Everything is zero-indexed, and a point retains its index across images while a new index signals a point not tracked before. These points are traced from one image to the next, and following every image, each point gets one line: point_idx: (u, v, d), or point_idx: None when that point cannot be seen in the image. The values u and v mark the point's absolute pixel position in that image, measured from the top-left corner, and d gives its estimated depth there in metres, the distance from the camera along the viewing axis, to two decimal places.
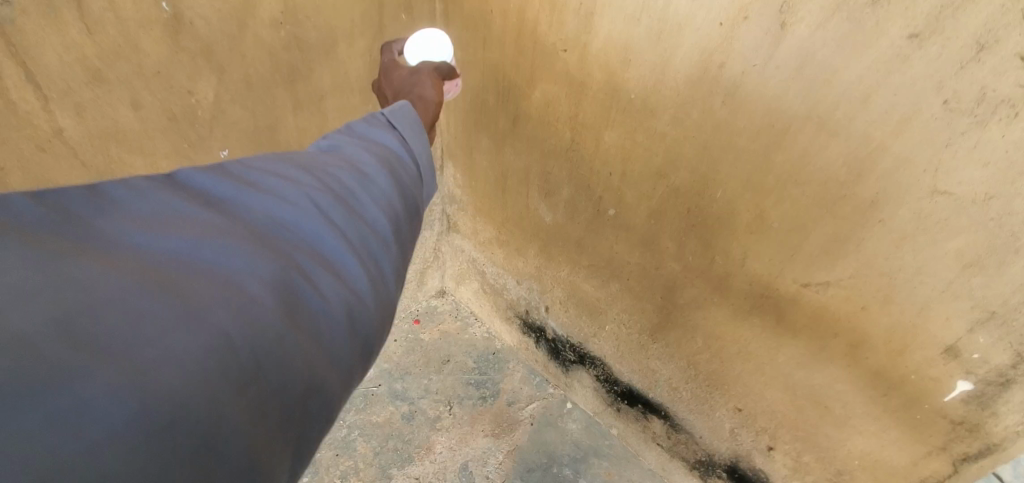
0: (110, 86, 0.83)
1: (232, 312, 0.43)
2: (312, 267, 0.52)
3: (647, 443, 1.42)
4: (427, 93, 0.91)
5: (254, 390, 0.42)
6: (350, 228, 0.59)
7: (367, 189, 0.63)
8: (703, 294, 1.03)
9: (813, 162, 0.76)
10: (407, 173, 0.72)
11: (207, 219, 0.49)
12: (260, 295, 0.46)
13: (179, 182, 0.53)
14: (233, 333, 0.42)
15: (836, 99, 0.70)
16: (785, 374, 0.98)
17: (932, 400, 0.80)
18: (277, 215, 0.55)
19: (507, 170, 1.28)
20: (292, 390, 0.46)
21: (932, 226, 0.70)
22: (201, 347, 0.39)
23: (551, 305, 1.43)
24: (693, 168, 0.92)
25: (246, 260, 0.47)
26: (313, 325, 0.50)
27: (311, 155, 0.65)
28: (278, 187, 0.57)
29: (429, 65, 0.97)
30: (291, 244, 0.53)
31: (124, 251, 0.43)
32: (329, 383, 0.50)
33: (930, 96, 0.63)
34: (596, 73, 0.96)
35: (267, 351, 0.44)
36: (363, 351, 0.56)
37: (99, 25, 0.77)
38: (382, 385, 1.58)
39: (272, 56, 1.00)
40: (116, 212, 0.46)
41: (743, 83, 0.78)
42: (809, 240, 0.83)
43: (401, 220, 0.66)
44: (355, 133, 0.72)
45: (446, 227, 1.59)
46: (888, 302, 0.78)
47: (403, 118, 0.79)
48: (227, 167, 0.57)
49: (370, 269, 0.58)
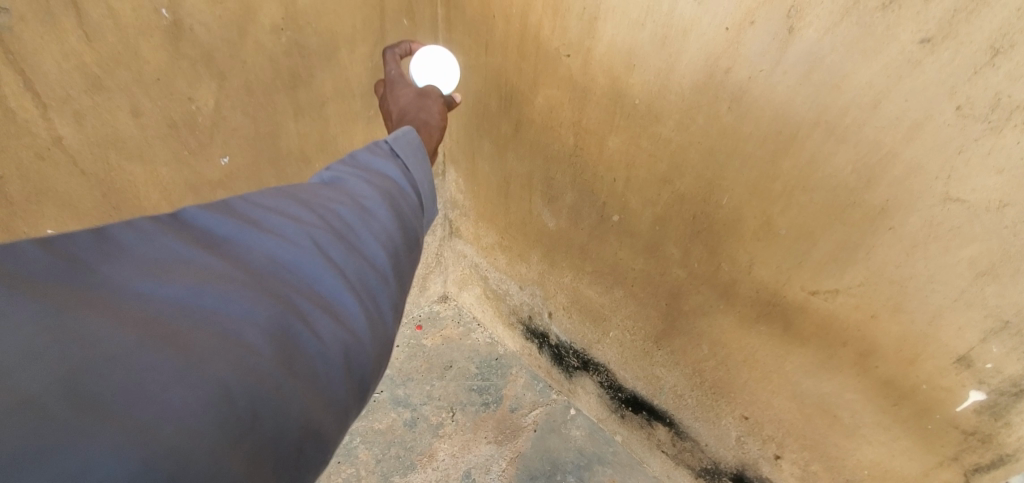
0: (109, 93, 0.83)
1: (230, 362, 0.43)
2: (310, 309, 0.52)
3: (652, 451, 1.40)
4: (432, 118, 0.94)
5: (250, 441, 0.42)
6: (349, 265, 0.58)
7: (367, 224, 0.63)
8: (708, 301, 1.02)
9: (821, 169, 0.75)
10: (408, 204, 0.71)
11: (208, 264, 0.50)
12: (258, 344, 0.46)
13: (184, 222, 0.55)
14: (232, 384, 0.42)
15: (844, 106, 0.69)
16: (793, 383, 0.97)
17: (943, 410, 0.79)
18: (277, 256, 0.55)
19: (510, 176, 1.27)
20: (288, 438, 0.46)
21: (944, 234, 0.69)
22: (200, 401, 0.40)
23: (554, 311, 1.42)
24: (698, 174, 0.91)
25: (245, 307, 0.48)
26: (311, 370, 0.50)
27: (313, 188, 0.65)
28: (279, 226, 0.57)
29: (437, 90, 0.99)
30: (290, 286, 0.53)
31: (127, 300, 0.45)
32: (325, 426, 0.50)
33: (943, 101, 0.62)
34: (600, 78, 0.95)
35: (264, 399, 0.44)
36: (359, 389, 0.55)
37: (99, 32, 0.77)
38: (384, 391, 1.57)
39: (273, 62, 0.99)
40: (121, 258, 0.48)
41: (750, 89, 0.77)
42: (817, 248, 0.81)
43: (401, 253, 0.66)
44: (359, 164, 0.72)
45: (448, 232, 1.58)
46: (898, 310, 0.77)
47: (406, 147, 0.78)
48: (230, 205, 0.59)
49: (368, 307, 0.58)
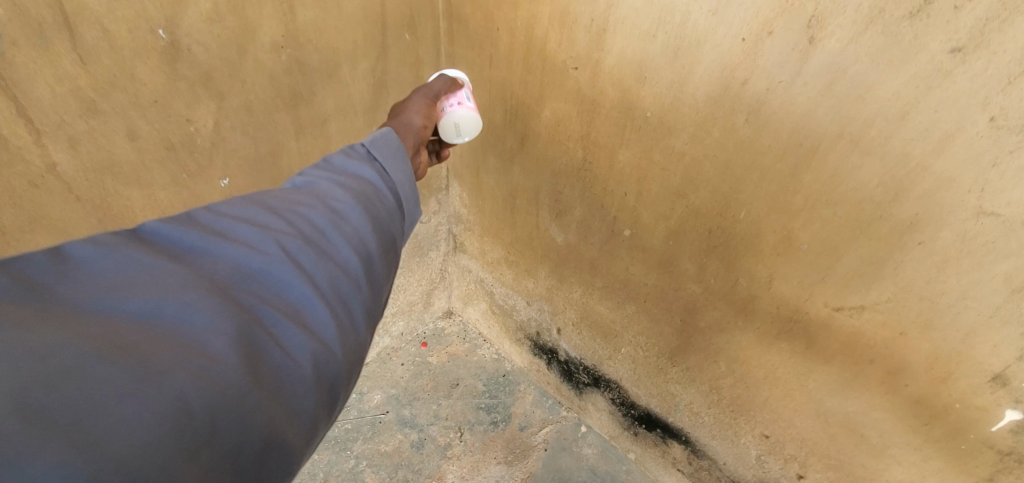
0: (105, 117, 0.80)
1: (191, 373, 0.40)
2: (276, 319, 0.49)
3: (666, 469, 1.36)
4: (411, 120, 0.88)
5: (207, 454, 0.39)
6: (320, 272, 0.55)
7: (339, 228, 0.59)
8: (725, 317, 1.00)
9: (845, 182, 0.73)
10: (385, 210, 0.66)
11: (171, 272, 0.47)
12: (223, 353, 0.43)
13: (144, 237, 0.51)
14: (192, 395, 0.39)
15: (870, 117, 0.67)
16: (817, 401, 0.94)
17: (977, 431, 0.76)
18: (244, 266, 0.52)
19: (517, 189, 1.25)
20: (248, 450, 0.43)
21: (978, 249, 0.66)
22: (157, 412, 0.37)
23: (563, 326, 1.39)
24: (713, 188, 0.88)
25: (209, 316, 0.45)
26: (277, 381, 0.46)
27: (283, 194, 0.61)
28: (246, 235, 0.54)
29: (421, 91, 0.93)
30: (256, 296, 0.50)
31: (82, 314, 0.41)
32: (291, 438, 0.46)
33: (975, 113, 0.60)
34: (609, 91, 0.92)
35: (225, 410, 0.41)
36: (329, 399, 0.51)
37: (94, 55, 0.74)
38: (389, 412, 1.53)
39: (273, 81, 0.96)
40: (76, 274, 0.44)
41: (768, 101, 0.74)
42: (842, 263, 0.79)
43: (375, 257, 0.62)
44: (333, 169, 0.67)
45: (452, 246, 1.55)
46: (928, 328, 0.75)
47: (384, 150, 0.72)
48: (194, 217, 0.55)
49: (339, 313, 0.54)
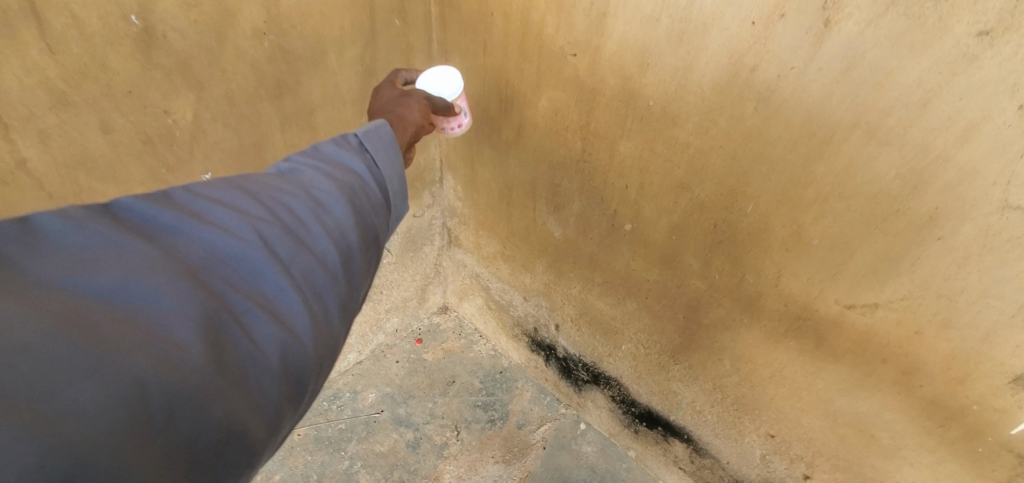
0: (76, 109, 0.76)
1: (151, 359, 0.39)
2: (245, 308, 0.47)
3: (668, 467, 1.34)
4: (410, 116, 0.80)
5: (161, 441, 0.38)
6: (295, 263, 0.52)
7: (321, 218, 0.55)
8: (730, 314, 0.96)
9: (860, 174, 0.69)
10: (371, 203, 0.62)
11: (141, 252, 0.44)
12: (187, 340, 0.41)
13: (116, 213, 0.47)
14: (150, 381, 0.38)
15: (888, 105, 0.63)
16: (826, 401, 0.91)
17: (996, 433, 0.73)
18: (218, 251, 0.49)
19: (512, 182, 1.20)
20: (206, 440, 0.41)
21: (1002, 245, 0.62)
22: (112, 397, 0.36)
23: (561, 322, 1.36)
24: (719, 180, 0.84)
25: (177, 301, 0.42)
26: (242, 372, 0.44)
27: (266, 177, 0.57)
28: (223, 219, 0.51)
29: (425, 92, 0.87)
30: (228, 283, 0.47)
31: (43, 291, 0.38)
32: (253, 430, 0.44)
33: (1003, 100, 0.56)
34: (610, 79, 0.87)
35: (185, 397, 0.40)
36: (295, 393, 0.49)
37: (62, 43, 0.69)
38: (384, 411, 1.50)
39: (256, 69, 0.91)
40: (42, 248, 0.41)
41: (779, 88, 0.70)
42: (855, 259, 0.75)
43: (356, 251, 0.58)
44: (320, 155, 0.62)
45: (447, 241, 1.51)
46: (945, 327, 0.71)
47: (377, 142, 0.66)
48: (171, 195, 0.51)
49: (313, 307, 0.52)
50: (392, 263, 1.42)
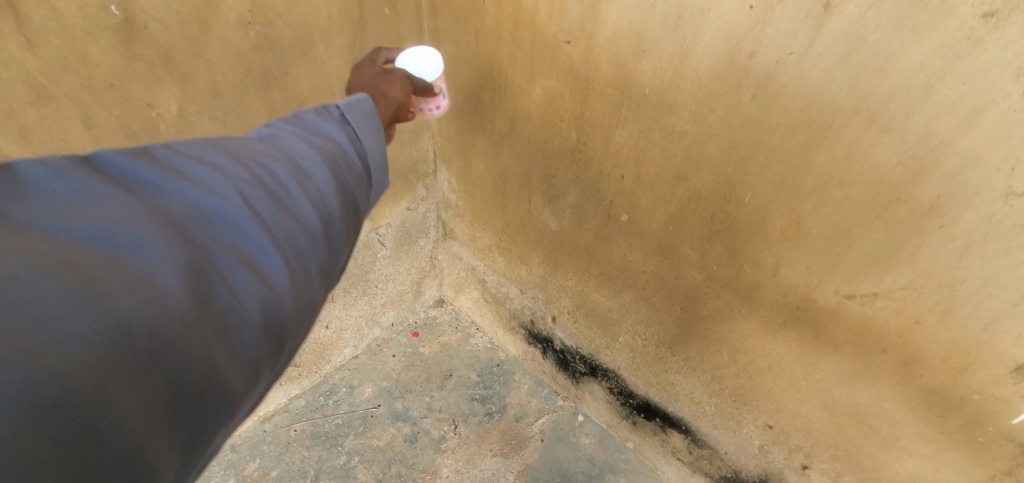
0: (57, 103, 0.77)
1: (136, 301, 0.37)
2: (229, 263, 0.44)
3: (666, 458, 1.33)
4: (392, 92, 0.79)
5: (146, 382, 0.37)
6: (279, 224, 0.50)
7: (303, 184, 0.53)
8: (728, 305, 0.95)
9: (860, 162, 0.67)
10: (353, 173, 0.60)
11: (121, 203, 0.42)
12: (171, 287, 0.39)
13: (96, 164, 0.45)
14: (133, 323, 0.36)
15: (890, 90, 0.61)
16: (825, 391, 0.90)
17: (996, 423, 0.72)
18: (201, 207, 0.46)
19: (507, 173, 1.18)
20: (188, 385, 0.39)
21: (1005, 233, 0.61)
22: (97, 335, 0.35)
23: (558, 314, 1.34)
24: (717, 169, 0.82)
25: (160, 250, 0.40)
26: (224, 325, 0.42)
27: (248, 140, 0.55)
28: (205, 176, 0.48)
29: (406, 69, 0.85)
30: (211, 238, 0.45)
31: (20, 233, 0.36)
32: (232, 382, 0.43)
33: (1008, 84, 0.54)
34: (605, 67, 0.85)
35: (168, 343, 0.38)
36: (273, 350, 0.47)
37: (41, 36, 0.69)
38: (381, 405, 1.49)
39: (242, 60, 0.88)
40: (20, 191, 0.39)
41: (778, 75, 0.68)
42: (854, 248, 0.74)
43: (337, 219, 0.56)
44: (302, 124, 0.60)
45: (442, 233, 1.49)
46: (946, 316, 0.70)
47: (360, 115, 0.64)
48: (151, 151, 0.49)
49: (295, 269, 0.50)
50: (386, 257, 1.40)
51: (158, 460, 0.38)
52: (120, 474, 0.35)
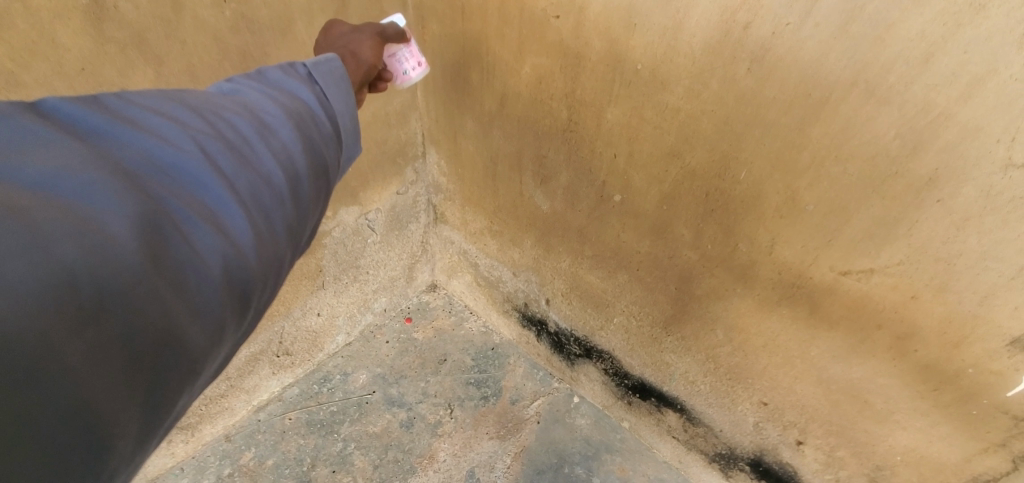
0: (28, 90, 0.73)
1: (81, 248, 0.34)
2: (186, 214, 0.42)
3: (661, 436, 1.34)
4: (361, 53, 0.75)
5: (93, 333, 0.34)
6: (240, 179, 0.47)
7: (266, 139, 0.51)
8: (723, 284, 0.94)
9: (857, 135, 0.66)
10: (320, 134, 0.57)
11: (68, 150, 0.39)
12: (122, 234, 0.36)
13: (43, 111, 0.42)
14: (79, 270, 0.34)
15: (888, 61, 0.59)
16: (820, 368, 0.90)
17: (991, 396, 0.73)
18: (155, 158, 0.43)
19: (497, 155, 1.16)
20: (141, 339, 0.36)
21: (1003, 205, 0.60)
22: (40, 280, 0.32)
23: (552, 297, 1.34)
24: (711, 146, 0.81)
25: (110, 196, 0.38)
26: (182, 277, 0.39)
27: (207, 95, 0.52)
28: (161, 128, 0.46)
29: (375, 26, 0.81)
30: (167, 188, 0.42)
31: None
32: (193, 338, 0.39)
33: (1010, 52, 0.53)
34: (595, 42, 0.83)
35: (118, 293, 0.35)
36: (239, 306, 0.44)
37: (5, 19, 0.66)
38: (376, 392, 1.48)
39: (219, 41, 0.83)
40: None
41: (774, 47, 0.66)
42: (851, 224, 0.73)
43: (304, 178, 0.53)
44: (266, 82, 0.58)
45: (433, 217, 1.47)
46: (942, 291, 0.70)
47: (328, 76, 0.61)
48: (102, 100, 0.46)
49: (259, 225, 0.47)
50: (377, 243, 1.38)
51: (115, 415, 0.35)
52: (76, 427, 0.32)
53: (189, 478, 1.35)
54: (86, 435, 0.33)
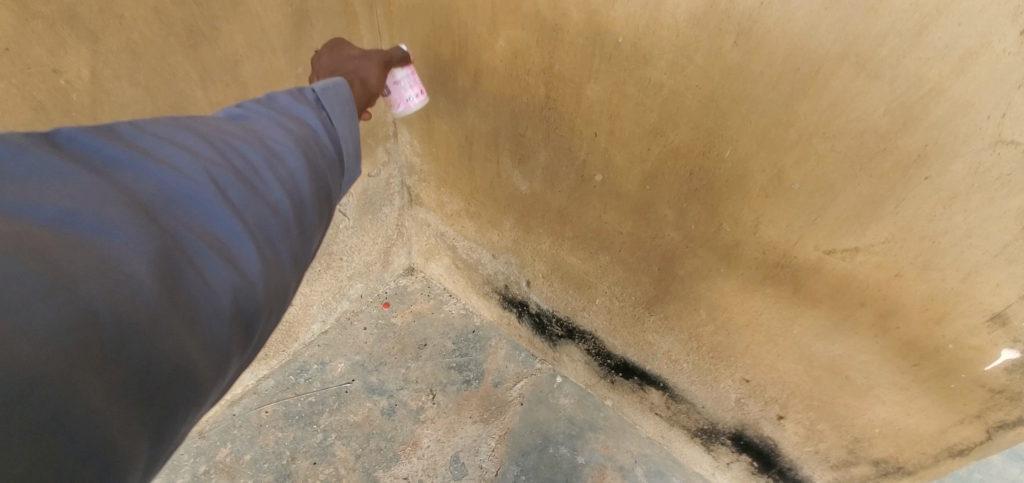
0: None
1: (104, 288, 0.35)
2: (200, 248, 0.43)
3: (644, 413, 1.35)
4: (367, 77, 0.81)
5: (112, 373, 0.34)
6: (250, 209, 0.50)
7: (275, 168, 0.54)
8: (706, 264, 0.93)
9: (846, 111, 0.63)
10: (325, 159, 0.62)
11: (87, 185, 0.40)
12: (140, 273, 0.37)
13: (60, 142, 0.43)
14: (101, 310, 0.34)
15: (881, 33, 0.56)
16: (802, 345, 0.90)
17: (968, 369, 0.74)
18: (169, 190, 0.45)
19: (472, 134, 1.11)
20: (157, 373, 0.37)
21: (990, 183, 0.59)
22: (62, 321, 0.32)
23: (533, 279, 1.31)
24: (696, 123, 0.77)
25: (129, 233, 0.39)
26: (194, 310, 0.41)
27: (216, 122, 0.55)
28: (175, 158, 0.47)
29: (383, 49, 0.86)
30: (182, 223, 0.44)
31: None
32: (202, 368, 0.41)
33: (1004, 25, 0.51)
34: (573, 13, 0.78)
35: (135, 332, 0.36)
36: (245, 334, 0.47)
37: None
38: (355, 380, 1.45)
39: (162, 14, 0.75)
40: None
41: (761, 19, 0.63)
42: (837, 203, 0.71)
43: (307, 205, 0.57)
44: (275, 107, 0.62)
45: (407, 199, 1.41)
46: (926, 268, 0.69)
47: (334, 100, 0.66)
48: (116, 129, 0.47)
49: (266, 254, 0.50)
50: (350, 228, 1.32)
51: (128, 451, 0.35)
52: (96, 464, 0.33)
53: (162, 477, 1.30)
54: (103, 472, 0.33)
